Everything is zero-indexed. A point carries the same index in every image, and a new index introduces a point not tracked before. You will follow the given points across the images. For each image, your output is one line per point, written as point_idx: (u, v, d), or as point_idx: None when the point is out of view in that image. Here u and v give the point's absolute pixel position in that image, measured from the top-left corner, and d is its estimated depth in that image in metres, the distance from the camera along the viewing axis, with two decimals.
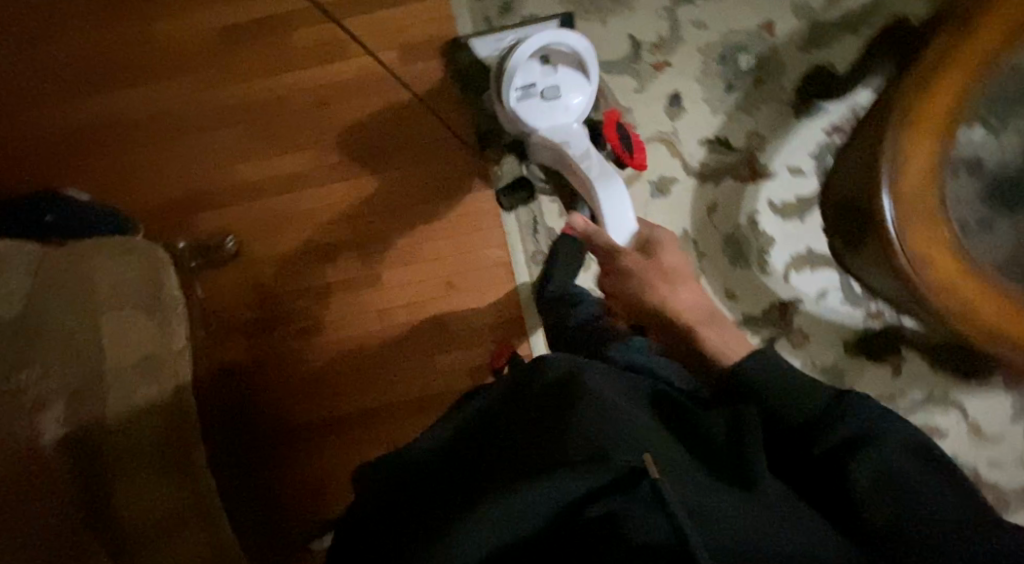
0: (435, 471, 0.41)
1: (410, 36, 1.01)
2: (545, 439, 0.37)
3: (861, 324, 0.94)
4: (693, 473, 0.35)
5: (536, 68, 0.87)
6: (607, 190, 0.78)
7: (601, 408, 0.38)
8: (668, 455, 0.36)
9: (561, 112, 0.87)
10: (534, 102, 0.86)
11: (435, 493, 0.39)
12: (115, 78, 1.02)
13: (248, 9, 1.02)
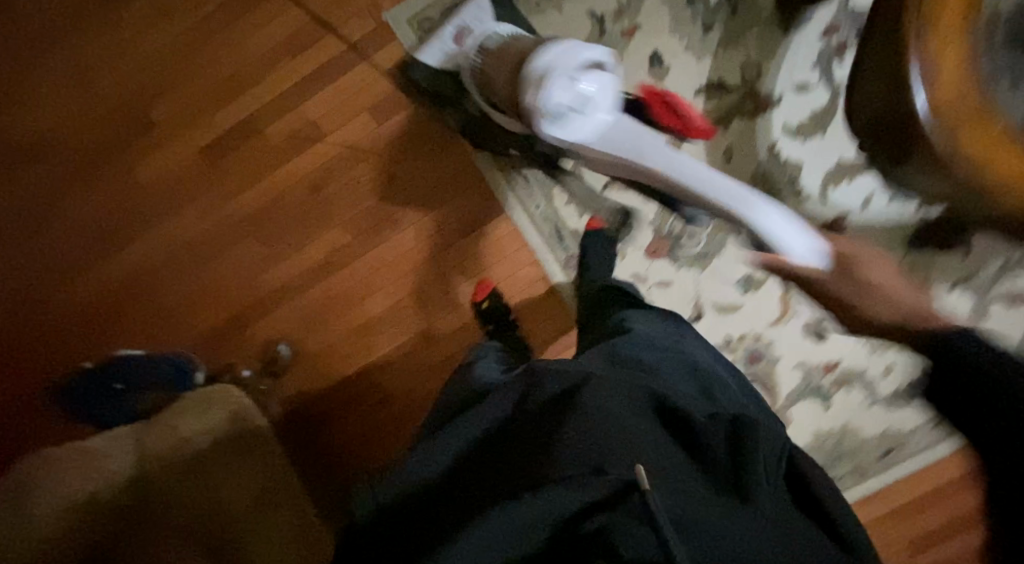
0: (427, 503, 0.42)
1: (376, 93, 0.98)
2: (540, 452, 0.41)
3: (917, 218, 0.92)
4: (682, 480, 0.38)
5: (556, 85, 0.71)
6: (766, 211, 0.70)
7: (604, 423, 0.41)
8: (663, 461, 0.39)
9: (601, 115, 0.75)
10: (580, 123, 0.74)
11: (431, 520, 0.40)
12: (120, 232, 1.02)
13: (215, 120, 1.01)
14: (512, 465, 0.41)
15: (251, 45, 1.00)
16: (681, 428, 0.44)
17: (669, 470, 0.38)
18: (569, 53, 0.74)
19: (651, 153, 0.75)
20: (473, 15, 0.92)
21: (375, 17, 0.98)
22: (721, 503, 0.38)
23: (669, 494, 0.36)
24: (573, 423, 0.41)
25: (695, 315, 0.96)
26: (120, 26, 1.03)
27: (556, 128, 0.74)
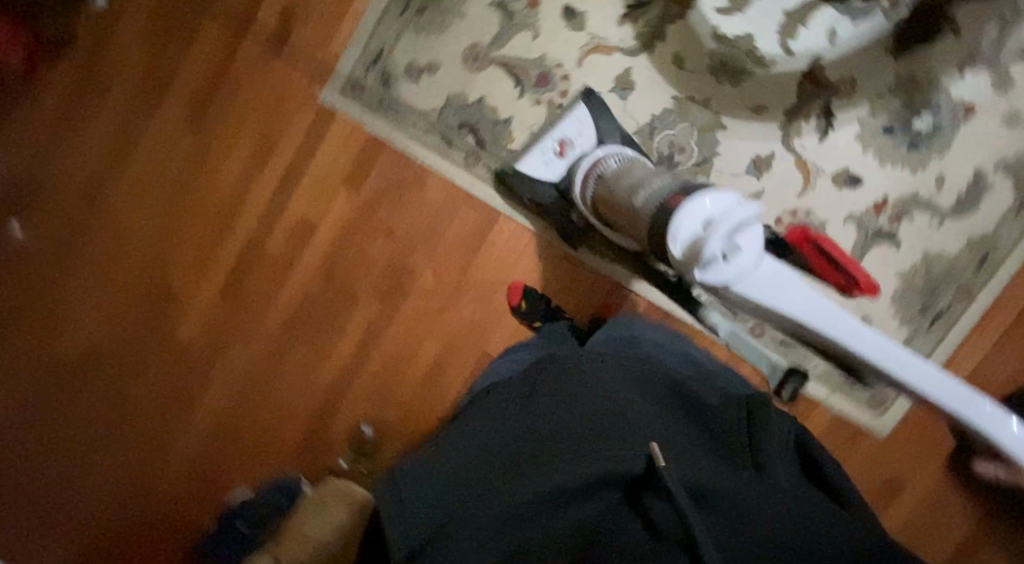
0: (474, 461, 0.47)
1: (343, 166, 1.02)
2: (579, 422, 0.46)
3: (888, 25, 0.91)
4: (699, 459, 0.44)
5: (698, 238, 0.57)
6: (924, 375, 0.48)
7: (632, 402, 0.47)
8: (677, 440, 0.45)
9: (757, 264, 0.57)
10: (730, 270, 0.56)
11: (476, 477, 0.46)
12: (186, 394, 1.08)
13: (221, 260, 1.06)
14: (529, 431, 0.47)
15: (221, 180, 1.05)
16: (686, 411, 0.51)
17: (682, 445, 0.45)
18: (711, 206, 0.57)
19: (813, 301, 0.55)
20: (574, 126, 0.92)
21: (311, 102, 1.02)
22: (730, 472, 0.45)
23: (684, 466, 0.42)
24: (596, 399, 0.47)
25: None
26: (110, 218, 1.09)
27: (700, 276, 0.58)
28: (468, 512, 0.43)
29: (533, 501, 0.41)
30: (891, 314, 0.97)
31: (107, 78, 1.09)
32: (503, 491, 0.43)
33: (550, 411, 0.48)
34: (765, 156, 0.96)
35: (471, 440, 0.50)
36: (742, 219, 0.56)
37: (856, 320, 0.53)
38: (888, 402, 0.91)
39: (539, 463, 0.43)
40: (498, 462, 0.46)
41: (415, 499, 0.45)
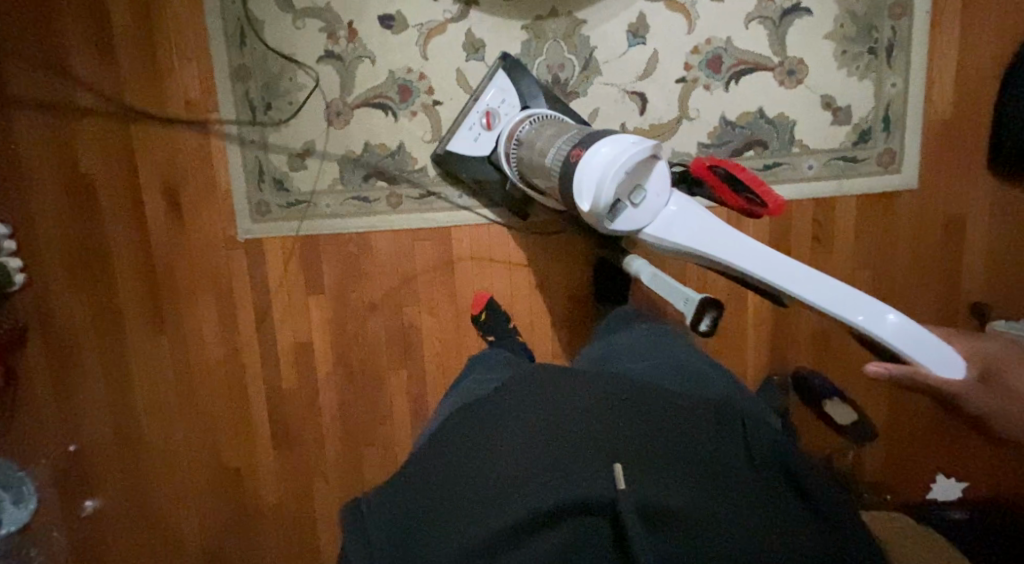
0: (430, 500, 0.46)
1: (297, 279, 1.03)
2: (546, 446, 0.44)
3: None
4: (664, 480, 0.42)
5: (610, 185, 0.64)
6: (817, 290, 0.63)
7: (604, 417, 0.46)
8: (639, 451, 0.43)
9: (658, 206, 0.67)
10: (636, 215, 0.67)
11: (430, 516, 0.45)
12: (310, 544, 1.12)
13: (258, 423, 1.08)
14: (478, 467, 0.45)
15: (210, 358, 1.07)
16: (654, 403, 0.48)
17: (652, 465, 0.42)
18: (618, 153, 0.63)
19: (724, 237, 0.67)
20: (495, 97, 0.91)
21: (234, 245, 1.03)
22: (699, 485, 0.42)
23: (642, 488, 0.40)
24: (551, 423, 0.46)
25: (640, 100, 0.94)
26: (155, 445, 1.10)
27: (614, 223, 0.67)
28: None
29: (478, 549, 0.39)
30: (845, 73, 0.91)
31: (67, 336, 1.07)
32: (451, 542, 0.41)
33: (500, 441, 0.46)
34: (636, 20, 0.92)
35: (415, 484, 0.48)
36: (640, 160, 0.64)
37: (757, 246, 0.65)
38: (895, 152, 0.93)
39: (490, 506, 0.42)
40: (450, 509, 0.44)
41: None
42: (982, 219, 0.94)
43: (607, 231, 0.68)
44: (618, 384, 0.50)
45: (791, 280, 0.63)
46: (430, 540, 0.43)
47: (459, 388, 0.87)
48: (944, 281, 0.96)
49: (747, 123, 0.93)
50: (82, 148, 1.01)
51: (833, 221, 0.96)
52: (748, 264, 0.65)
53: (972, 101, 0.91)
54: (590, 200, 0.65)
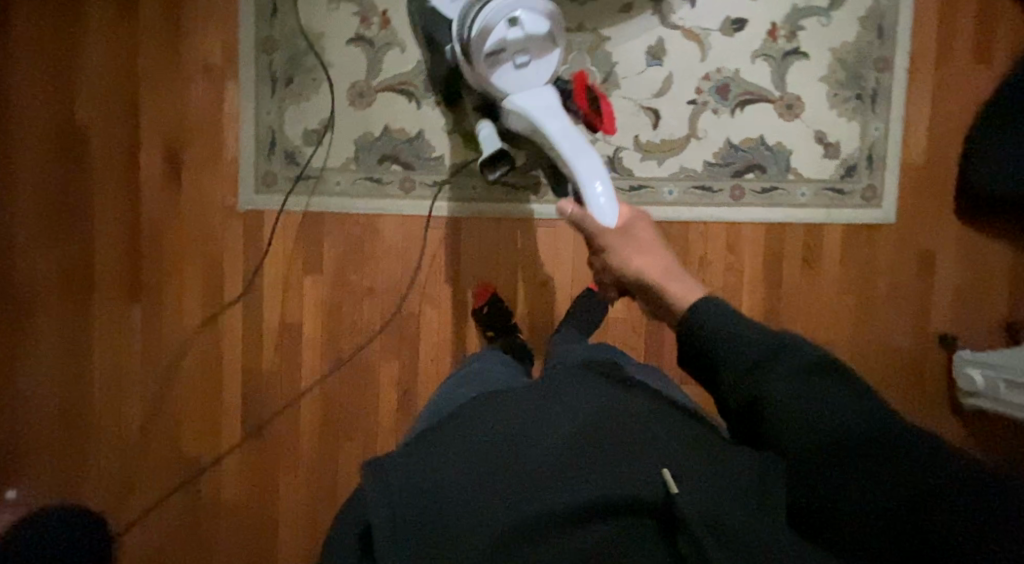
0: (448, 469, 0.43)
1: (296, 254, 1.00)
2: (587, 448, 0.44)
3: None
4: (709, 484, 0.41)
5: (501, 28, 0.76)
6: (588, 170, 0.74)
7: (640, 430, 0.46)
8: (683, 459, 0.44)
9: (534, 78, 0.81)
10: (510, 73, 0.80)
11: (446, 482, 0.42)
12: (264, 551, 1.01)
13: (228, 406, 1.01)
14: (533, 447, 0.44)
15: (188, 330, 1.01)
16: (705, 437, 0.48)
17: (697, 471, 0.42)
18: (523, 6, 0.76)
19: (556, 121, 0.78)
20: None
21: (235, 215, 1.00)
22: (758, 510, 0.40)
23: (701, 494, 0.40)
24: (609, 427, 0.46)
25: (653, 116, 1.00)
26: (103, 426, 1.01)
27: (492, 70, 0.79)
28: (455, 515, 0.40)
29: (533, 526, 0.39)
30: (835, 113, 1.01)
31: (25, 295, 1.00)
32: (500, 504, 0.40)
33: (539, 439, 0.45)
34: (655, 43, 0.98)
35: (456, 439, 0.47)
36: (530, 19, 0.76)
37: (575, 132, 0.78)
38: (876, 189, 1.02)
39: (546, 485, 0.41)
40: (498, 473, 0.42)
41: (407, 501, 0.41)
42: (948, 257, 1.04)
43: (484, 77, 0.80)
44: (641, 404, 0.51)
45: (578, 155, 0.75)
46: (472, 495, 0.41)
47: (456, 378, 0.77)
48: (914, 310, 1.05)
49: (749, 148, 1.00)
50: (80, 99, 0.98)
51: (821, 246, 1.03)
52: (558, 140, 0.77)
53: (943, 152, 1.03)
54: (479, 27, 0.76)
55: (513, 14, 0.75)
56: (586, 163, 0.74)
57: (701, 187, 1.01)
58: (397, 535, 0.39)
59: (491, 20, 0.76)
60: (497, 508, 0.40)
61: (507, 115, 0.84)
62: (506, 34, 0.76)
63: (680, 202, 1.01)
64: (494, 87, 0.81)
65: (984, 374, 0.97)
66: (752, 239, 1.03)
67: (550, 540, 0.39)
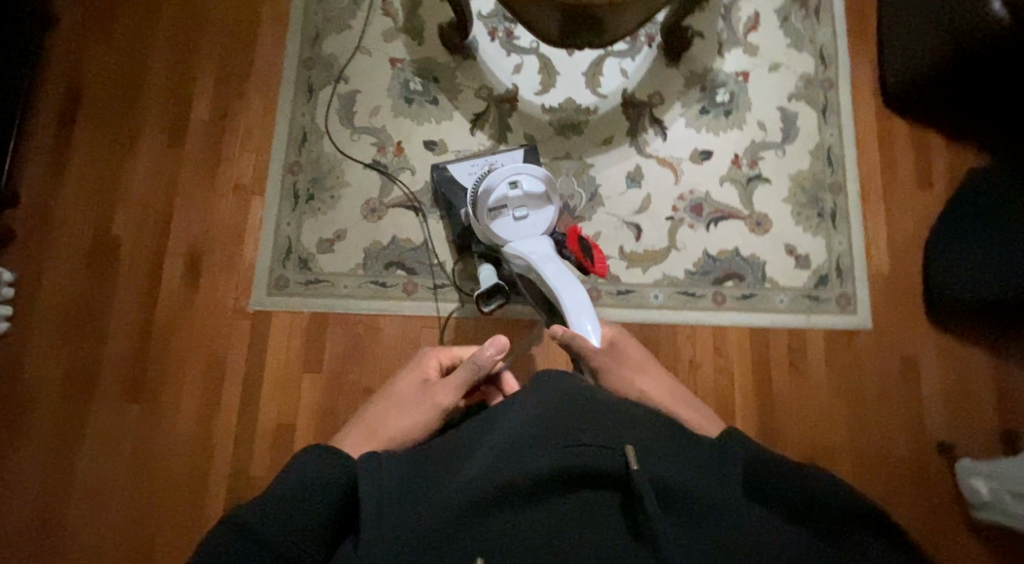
0: (424, 466, 0.47)
1: (298, 352, 1.04)
2: (552, 426, 0.46)
3: (657, 50, 1.16)
4: (665, 462, 0.45)
5: (502, 189, 0.88)
6: (580, 310, 0.79)
7: (604, 409, 0.49)
8: (641, 436, 0.46)
9: (531, 230, 0.90)
10: (512, 225, 0.89)
11: (421, 475, 0.46)
12: None
13: (211, 508, 0.98)
14: (501, 433, 0.47)
15: (181, 427, 1.01)
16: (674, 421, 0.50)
17: (653, 449, 0.46)
18: (522, 170, 0.89)
19: (551, 263, 0.86)
20: (504, 159, 1.02)
21: (244, 314, 1.06)
22: (705, 477, 0.45)
23: (654, 470, 0.44)
24: (579, 405, 0.49)
25: (635, 230, 1.10)
26: (78, 530, 0.97)
27: (495, 220, 0.89)
28: (430, 492, 0.43)
29: (496, 497, 0.41)
30: (800, 228, 1.12)
31: (26, 393, 1.02)
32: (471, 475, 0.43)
33: (505, 428, 0.48)
34: (634, 169, 1.12)
35: (442, 443, 0.50)
36: (529, 181, 0.88)
37: (566, 273, 0.84)
38: (849, 297, 1.09)
39: (514, 460, 0.44)
40: (474, 457, 0.46)
41: (390, 488, 0.44)
42: (930, 363, 1.08)
43: (488, 230, 0.90)
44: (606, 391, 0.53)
45: (568, 291, 0.81)
46: (447, 479, 0.44)
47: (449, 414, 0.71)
48: (907, 416, 1.06)
49: (725, 258, 1.10)
50: (120, 211, 1.09)
51: (804, 350, 1.07)
52: (551, 280, 0.83)
53: (905, 265, 1.11)
54: (484, 187, 0.88)
55: (514, 178, 0.88)
56: (573, 296, 0.80)
57: (684, 293, 1.08)
58: (378, 525, 0.41)
59: (494, 181, 0.88)
60: (468, 479, 0.42)
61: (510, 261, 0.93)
62: (507, 193, 0.88)
63: (666, 305, 1.08)
64: (496, 238, 0.90)
65: (989, 486, 0.95)
66: (738, 342, 1.07)
67: (516, 510, 0.41)
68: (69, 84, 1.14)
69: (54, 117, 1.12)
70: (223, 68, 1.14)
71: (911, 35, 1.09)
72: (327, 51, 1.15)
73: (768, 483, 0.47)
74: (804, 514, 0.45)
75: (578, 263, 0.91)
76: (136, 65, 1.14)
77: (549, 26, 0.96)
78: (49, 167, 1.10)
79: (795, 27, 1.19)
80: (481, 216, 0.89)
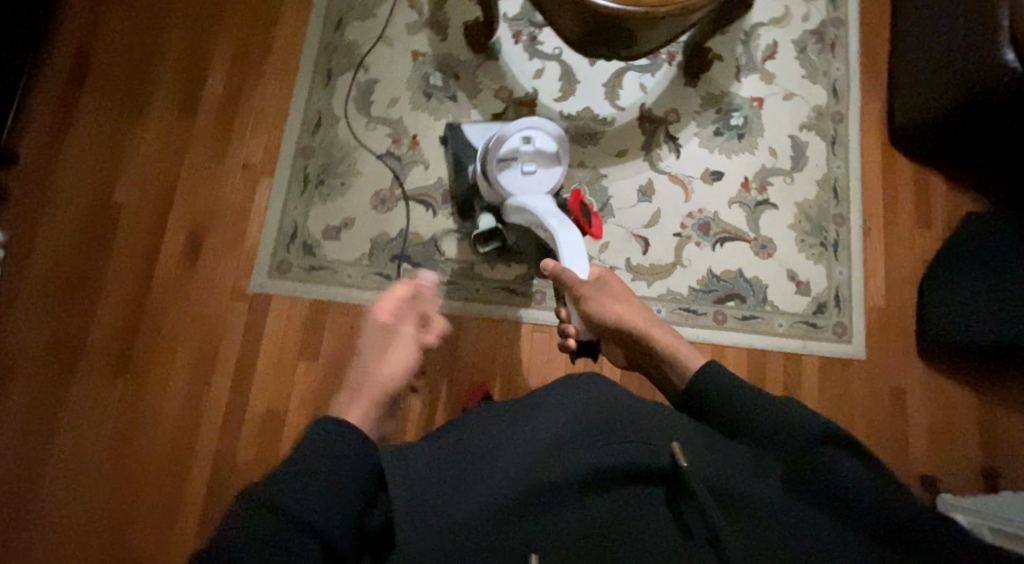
0: (465, 456, 0.49)
1: (295, 339, 1.02)
2: (593, 428, 0.49)
3: (677, 68, 1.18)
4: (711, 457, 0.47)
5: (512, 140, 0.88)
6: (575, 252, 0.79)
7: (645, 412, 0.51)
8: (687, 438, 0.48)
9: (538, 186, 0.90)
10: (519, 177, 0.89)
11: (464, 465, 0.48)
12: None
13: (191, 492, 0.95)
14: (540, 433, 0.50)
15: (167, 407, 0.98)
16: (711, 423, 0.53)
17: (698, 447, 0.48)
18: (534, 123, 0.88)
19: (551, 213, 0.85)
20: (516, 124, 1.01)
21: (242, 296, 1.03)
22: (752, 469, 0.47)
23: (703, 466, 0.45)
24: (617, 406, 0.51)
25: (643, 243, 1.11)
26: (50, 504, 0.93)
27: (503, 170, 0.90)
28: (479, 488, 0.45)
29: (540, 491, 0.44)
30: (803, 255, 1.14)
31: (7, 359, 0.98)
32: (519, 475, 0.46)
33: (543, 427, 0.51)
34: (646, 183, 1.13)
35: (481, 434, 0.53)
36: (540, 136, 0.88)
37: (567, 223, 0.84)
38: (846, 327, 1.11)
39: (556, 459, 0.46)
40: (519, 455, 0.48)
41: (433, 480, 0.46)
42: (918, 399, 1.10)
43: (494, 180, 0.90)
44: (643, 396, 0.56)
45: (565, 236, 0.81)
46: (491, 474, 0.47)
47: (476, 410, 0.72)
48: (893, 448, 1.07)
49: (729, 279, 1.11)
50: (122, 180, 1.06)
51: (799, 375, 1.09)
52: (551, 226, 0.83)
53: (901, 300, 1.14)
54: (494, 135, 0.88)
55: (527, 133, 0.88)
56: (569, 241, 0.80)
57: (686, 309, 1.09)
58: (426, 511, 0.44)
59: (505, 130, 0.88)
60: (516, 479, 0.45)
61: (512, 213, 0.95)
62: (518, 147, 0.88)
63: (668, 320, 1.08)
64: (501, 189, 0.91)
65: (969, 519, 0.95)
66: (735, 363, 1.08)
67: (570, 507, 0.44)
68: (79, 47, 1.11)
69: (62, 79, 1.09)
70: (242, 46, 1.13)
71: (923, 77, 1.12)
72: (349, 38, 1.14)
73: (800, 475, 0.45)
74: (836, 508, 0.43)
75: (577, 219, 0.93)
76: (153, 34, 1.12)
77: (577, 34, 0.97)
78: (52, 129, 1.07)
79: (811, 60, 1.22)
80: (489, 164, 0.90)
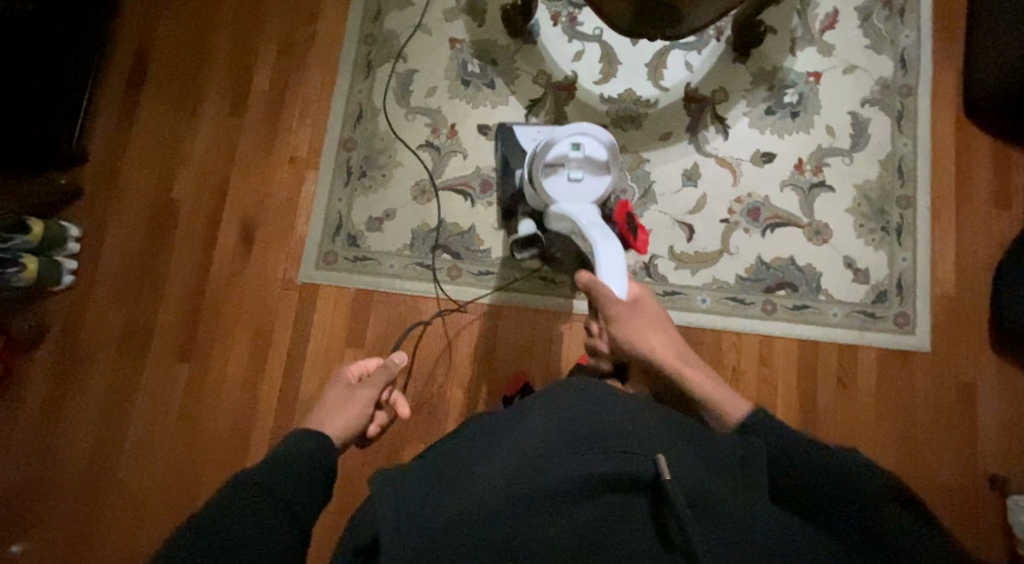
0: (441, 482, 0.45)
1: (341, 326, 1.06)
2: (572, 434, 0.44)
3: (724, 43, 1.12)
4: (696, 471, 0.41)
5: (564, 143, 0.86)
6: (614, 265, 0.73)
7: (630, 419, 0.45)
8: (673, 448, 0.43)
9: (584, 194, 0.86)
10: (564, 182, 0.86)
11: (440, 488, 0.44)
12: None
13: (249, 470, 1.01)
14: (520, 444, 0.45)
15: (225, 388, 1.05)
16: (691, 425, 0.48)
17: (685, 455, 0.42)
18: (590, 130, 0.86)
19: (590, 221, 0.81)
20: None
21: (291, 285, 1.08)
22: (737, 487, 0.42)
23: (686, 475, 0.40)
24: (598, 412, 0.46)
25: (687, 230, 1.07)
26: (125, 479, 1.02)
27: (548, 171, 0.87)
28: (448, 507, 0.40)
29: (519, 503, 0.39)
30: (861, 240, 1.07)
31: (85, 343, 1.07)
32: (493, 489, 0.40)
33: (524, 439, 0.46)
34: (690, 167, 1.09)
35: (450, 467, 0.48)
36: (592, 144, 0.86)
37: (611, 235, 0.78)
38: (909, 317, 1.05)
39: (534, 468, 0.41)
40: (496, 468, 0.43)
41: (408, 502, 0.42)
42: (989, 390, 1.02)
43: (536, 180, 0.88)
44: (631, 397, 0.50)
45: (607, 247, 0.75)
46: (467, 489, 0.42)
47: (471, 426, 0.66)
48: (958, 445, 1.01)
49: (778, 267, 1.06)
50: (180, 178, 1.12)
51: (855, 367, 1.04)
52: (592, 233, 0.78)
53: (973, 287, 1.05)
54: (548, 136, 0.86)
55: (578, 138, 0.86)
56: (612, 254, 0.74)
57: (732, 299, 1.05)
58: (398, 529, 0.39)
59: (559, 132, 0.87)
60: (489, 492, 0.40)
61: (552, 221, 0.90)
62: (567, 152, 0.86)
63: (712, 311, 1.05)
64: (543, 189, 0.88)
65: None
66: (784, 354, 1.04)
67: (551, 517, 0.39)
68: (139, 47, 1.17)
69: (123, 81, 1.15)
70: (287, 40, 1.15)
71: (1005, 42, 1.01)
72: (388, 28, 1.14)
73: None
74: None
75: (620, 232, 0.91)
76: (203, 34, 1.16)
77: (616, 14, 0.94)
78: (116, 128, 1.14)
79: (876, 27, 1.13)
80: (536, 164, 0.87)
